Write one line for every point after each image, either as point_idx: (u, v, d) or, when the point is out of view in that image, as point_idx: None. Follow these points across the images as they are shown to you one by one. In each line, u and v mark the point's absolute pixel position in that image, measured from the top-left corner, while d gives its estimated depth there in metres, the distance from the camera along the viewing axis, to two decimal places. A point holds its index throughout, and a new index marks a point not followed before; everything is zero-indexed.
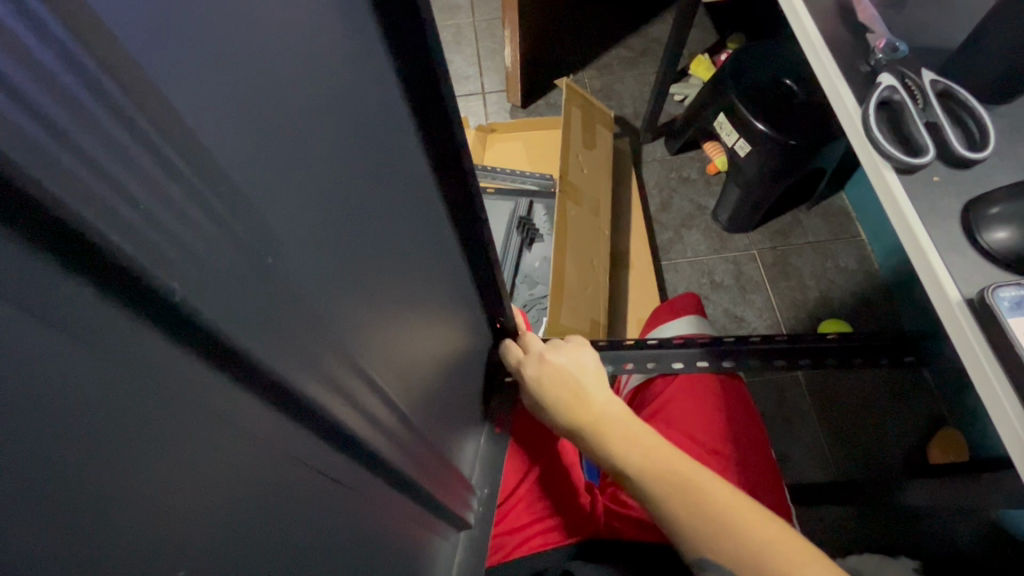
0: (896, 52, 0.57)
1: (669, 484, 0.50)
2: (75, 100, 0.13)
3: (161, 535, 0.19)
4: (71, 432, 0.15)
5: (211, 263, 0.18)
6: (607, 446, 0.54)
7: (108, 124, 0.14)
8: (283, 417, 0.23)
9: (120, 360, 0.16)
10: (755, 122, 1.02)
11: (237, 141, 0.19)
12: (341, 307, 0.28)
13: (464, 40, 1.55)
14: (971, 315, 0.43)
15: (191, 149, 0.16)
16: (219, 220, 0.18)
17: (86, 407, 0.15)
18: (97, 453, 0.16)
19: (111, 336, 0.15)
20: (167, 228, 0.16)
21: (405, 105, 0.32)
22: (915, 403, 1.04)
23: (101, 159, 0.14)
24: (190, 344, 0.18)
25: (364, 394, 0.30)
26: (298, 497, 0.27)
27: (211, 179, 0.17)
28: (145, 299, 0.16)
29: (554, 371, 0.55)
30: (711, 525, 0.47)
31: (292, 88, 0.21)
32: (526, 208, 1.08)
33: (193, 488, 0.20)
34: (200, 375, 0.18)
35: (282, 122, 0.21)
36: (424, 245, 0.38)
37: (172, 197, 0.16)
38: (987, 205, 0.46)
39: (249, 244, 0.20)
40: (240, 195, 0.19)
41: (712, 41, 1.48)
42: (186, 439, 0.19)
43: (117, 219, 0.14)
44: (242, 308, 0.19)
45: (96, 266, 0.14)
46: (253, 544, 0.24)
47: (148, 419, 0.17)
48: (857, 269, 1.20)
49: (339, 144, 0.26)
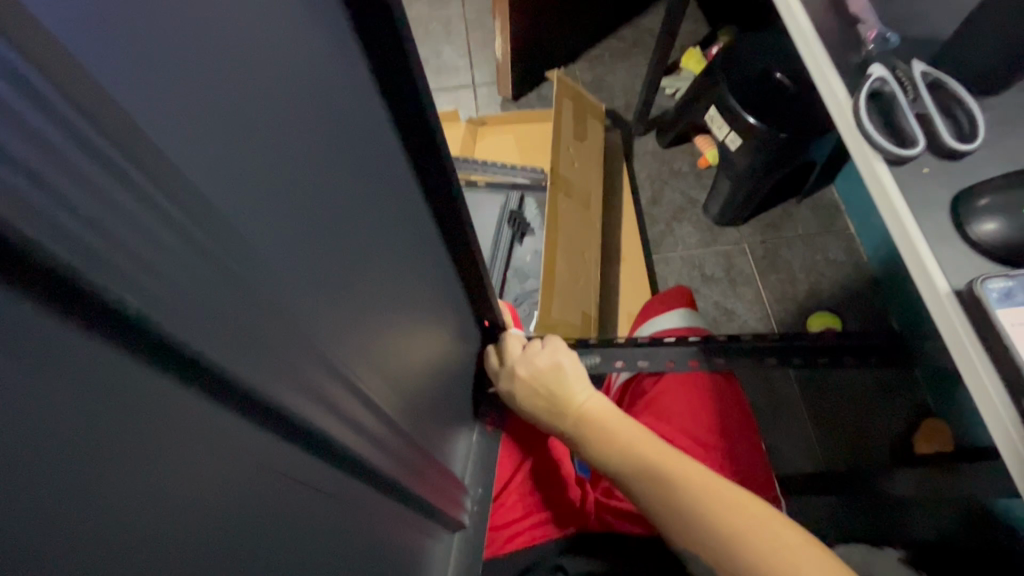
0: (887, 43, 0.57)
1: (651, 490, 0.50)
2: (11, 109, 0.12)
3: (132, 555, 0.18)
4: (35, 452, 0.14)
5: (172, 275, 0.17)
6: (587, 444, 0.55)
7: (51, 134, 0.13)
8: (263, 428, 0.23)
9: (80, 382, 0.15)
10: (746, 116, 1.02)
11: (196, 147, 0.18)
12: (319, 309, 0.27)
13: (454, 32, 1.54)
14: (960, 307, 0.43)
15: (142, 156, 0.16)
16: (178, 230, 0.18)
17: (52, 423, 0.15)
18: (63, 474, 0.15)
19: (66, 359, 0.15)
20: (120, 240, 0.15)
21: (390, 104, 0.31)
22: (903, 395, 1.05)
23: (42, 168, 0.13)
24: (150, 359, 0.17)
25: (347, 399, 0.29)
26: (286, 504, 0.26)
27: (165, 188, 0.17)
28: (98, 317, 0.15)
29: (522, 382, 0.55)
30: (680, 514, 0.47)
31: (261, 92, 0.21)
32: (517, 202, 1.08)
33: (164, 505, 0.19)
34: (167, 390, 0.18)
35: (248, 125, 0.21)
36: (411, 243, 0.37)
37: (120, 205, 0.15)
38: (975, 197, 0.47)
39: (213, 252, 0.19)
40: (201, 203, 0.19)
41: (702, 34, 1.48)
42: (160, 453, 0.18)
43: (65, 233, 0.14)
44: (206, 318, 0.19)
45: (43, 285, 0.14)
46: (234, 556, 0.23)
47: (105, 437, 0.16)
48: (846, 261, 1.21)
49: (315, 143, 0.25)
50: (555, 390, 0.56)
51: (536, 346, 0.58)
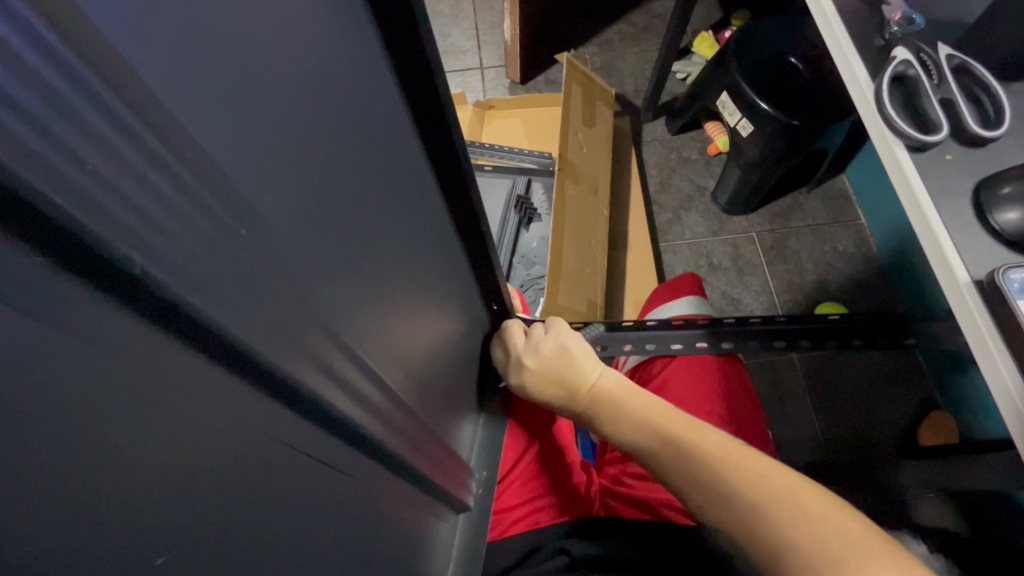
0: (912, 25, 0.55)
1: (669, 455, 0.47)
2: (36, 74, 0.12)
3: (153, 529, 0.19)
4: (58, 418, 0.15)
5: (180, 237, 0.17)
6: (607, 422, 0.53)
7: (72, 98, 0.13)
8: (273, 400, 0.23)
9: (96, 343, 0.15)
10: (759, 102, 1.00)
11: (203, 107, 0.18)
12: (330, 292, 0.27)
13: (462, 13, 1.51)
14: (980, 298, 0.43)
15: (144, 108, 0.15)
16: (182, 186, 0.17)
17: (79, 385, 0.15)
18: (79, 443, 0.15)
19: (75, 318, 0.15)
20: (121, 193, 0.15)
21: (398, 80, 0.30)
22: (908, 386, 1.04)
23: (41, 116, 0.13)
24: (166, 328, 0.17)
25: (355, 374, 0.29)
26: (296, 481, 0.26)
27: (170, 143, 0.16)
28: (112, 280, 0.15)
29: (533, 371, 0.55)
30: (703, 488, 0.43)
31: (265, 52, 0.20)
32: (524, 187, 1.07)
33: (170, 478, 0.19)
34: (180, 360, 0.18)
35: (252, 86, 0.20)
36: (419, 227, 0.37)
37: (133, 166, 0.15)
38: (999, 184, 0.45)
39: (221, 215, 0.19)
40: (206, 162, 0.18)
41: (715, 18, 1.46)
42: (177, 419, 0.19)
43: (64, 180, 0.13)
44: (216, 283, 0.19)
45: (39, 234, 0.13)
46: (248, 530, 0.24)
47: (108, 404, 0.16)
48: (854, 252, 1.20)
49: (319, 110, 0.24)
50: (563, 372, 0.56)
51: (538, 331, 0.56)
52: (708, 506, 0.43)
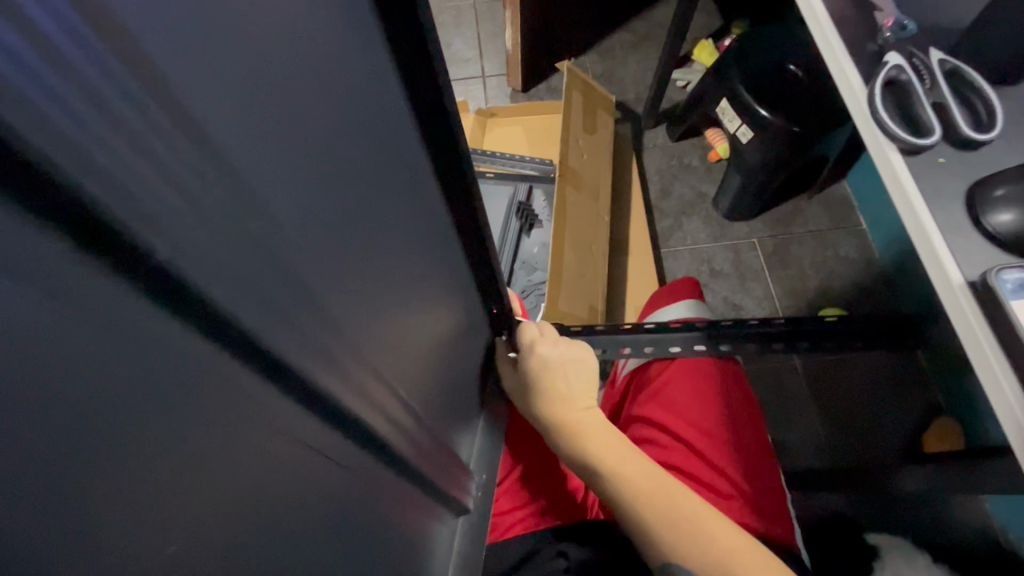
0: (903, 30, 0.56)
1: (648, 501, 0.50)
2: (64, 56, 0.14)
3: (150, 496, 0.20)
4: (53, 375, 0.16)
5: (185, 215, 0.18)
6: (591, 446, 0.54)
7: (96, 82, 0.15)
8: (276, 389, 0.24)
9: (98, 314, 0.16)
10: (756, 107, 1.01)
11: (218, 100, 0.19)
12: (333, 289, 0.28)
13: (464, 23, 1.54)
14: (974, 298, 0.43)
15: (163, 97, 0.17)
16: (194, 169, 0.19)
17: (68, 353, 0.16)
18: (83, 405, 0.17)
19: (82, 289, 0.16)
20: (138, 173, 0.16)
21: (401, 85, 0.31)
22: (916, 394, 1.03)
23: (66, 96, 0.14)
24: (169, 303, 0.19)
25: (357, 369, 0.30)
26: (299, 473, 0.27)
27: (184, 128, 0.18)
28: (112, 252, 0.16)
29: (559, 358, 0.56)
30: (677, 533, 0.48)
31: (274, 55, 0.21)
32: (525, 193, 1.08)
33: (162, 446, 0.20)
34: (186, 336, 0.19)
35: (263, 84, 0.21)
36: (421, 231, 0.37)
37: (152, 151, 0.17)
38: (992, 187, 0.46)
39: (229, 200, 0.20)
40: (217, 151, 0.19)
41: (715, 26, 1.47)
42: (180, 395, 0.20)
43: (85, 157, 0.15)
44: (218, 265, 0.20)
45: (56, 208, 0.15)
46: (249, 517, 0.25)
47: (111, 371, 0.17)
48: (857, 258, 1.20)
49: (325, 114, 0.25)
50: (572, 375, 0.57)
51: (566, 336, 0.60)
52: (677, 547, 0.48)
